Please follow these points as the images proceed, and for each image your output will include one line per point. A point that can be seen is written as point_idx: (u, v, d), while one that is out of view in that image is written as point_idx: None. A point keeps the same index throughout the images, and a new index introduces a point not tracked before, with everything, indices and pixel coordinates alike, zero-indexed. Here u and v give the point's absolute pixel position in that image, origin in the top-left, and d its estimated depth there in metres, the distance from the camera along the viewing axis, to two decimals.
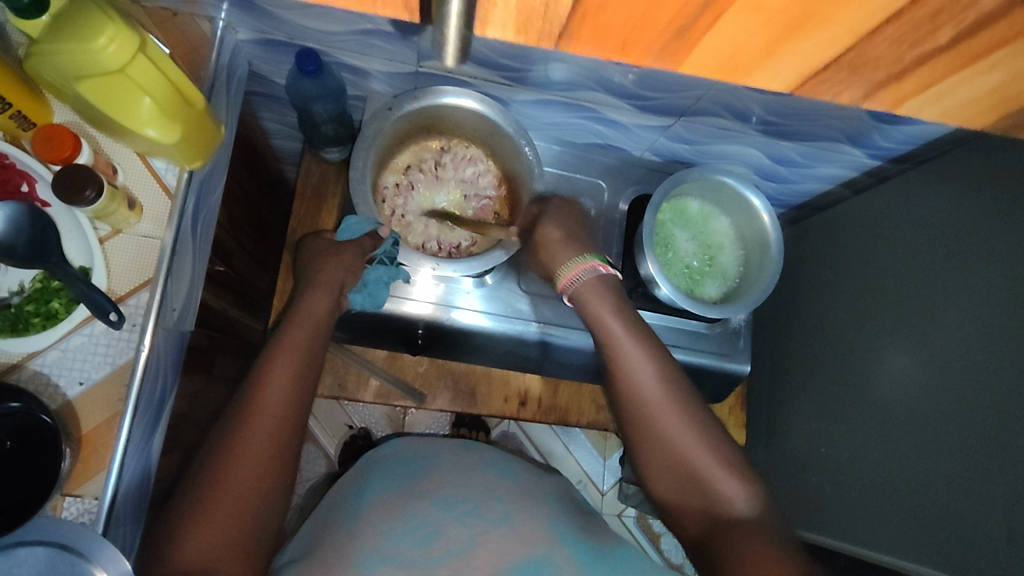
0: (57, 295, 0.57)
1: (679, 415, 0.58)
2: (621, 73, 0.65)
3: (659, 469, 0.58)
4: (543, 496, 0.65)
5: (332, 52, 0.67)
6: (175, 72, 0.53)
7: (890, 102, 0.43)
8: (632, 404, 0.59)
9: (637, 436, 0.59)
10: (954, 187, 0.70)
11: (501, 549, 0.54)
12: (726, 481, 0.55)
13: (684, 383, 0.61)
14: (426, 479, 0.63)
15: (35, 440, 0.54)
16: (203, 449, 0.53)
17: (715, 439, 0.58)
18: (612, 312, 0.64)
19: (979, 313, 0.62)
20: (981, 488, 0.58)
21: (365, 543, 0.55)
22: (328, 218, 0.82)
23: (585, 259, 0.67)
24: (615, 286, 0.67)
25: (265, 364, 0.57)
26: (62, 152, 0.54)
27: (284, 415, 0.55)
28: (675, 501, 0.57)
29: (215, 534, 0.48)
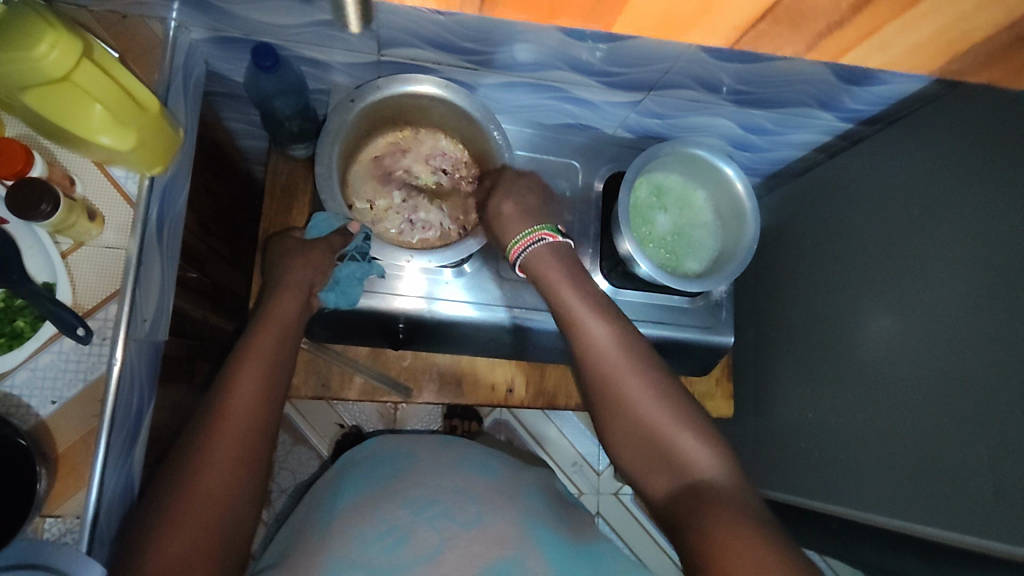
0: (21, 313, 0.55)
1: (638, 379, 0.59)
2: (588, 50, 0.65)
3: (624, 435, 0.59)
4: (520, 493, 0.65)
5: (291, 46, 0.65)
6: (126, 77, 0.52)
7: (833, 52, 0.52)
8: (596, 370, 0.60)
9: (602, 405, 0.60)
10: (926, 145, 0.70)
11: (471, 553, 0.55)
12: (689, 442, 0.56)
13: (641, 346, 0.62)
14: (401, 478, 0.64)
15: (10, 464, 0.52)
16: (169, 459, 0.52)
17: (680, 407, 0.58)
18: (562, 278, 0.65)
19: (956, 269, 0.62)
20: (965, 443, 0.59)
21: (335, 550, 0.56)
22: (299, 215, 0.80)
23: (529, 232, 0.67)
24: (564, 253, 0.67)
25: (233, 370, 0.56)
26: (14, 166, 0.52)
27: (252, 419, 0.54)
28: (641, 465, 0.58)
29: (180, 542, 0.47)
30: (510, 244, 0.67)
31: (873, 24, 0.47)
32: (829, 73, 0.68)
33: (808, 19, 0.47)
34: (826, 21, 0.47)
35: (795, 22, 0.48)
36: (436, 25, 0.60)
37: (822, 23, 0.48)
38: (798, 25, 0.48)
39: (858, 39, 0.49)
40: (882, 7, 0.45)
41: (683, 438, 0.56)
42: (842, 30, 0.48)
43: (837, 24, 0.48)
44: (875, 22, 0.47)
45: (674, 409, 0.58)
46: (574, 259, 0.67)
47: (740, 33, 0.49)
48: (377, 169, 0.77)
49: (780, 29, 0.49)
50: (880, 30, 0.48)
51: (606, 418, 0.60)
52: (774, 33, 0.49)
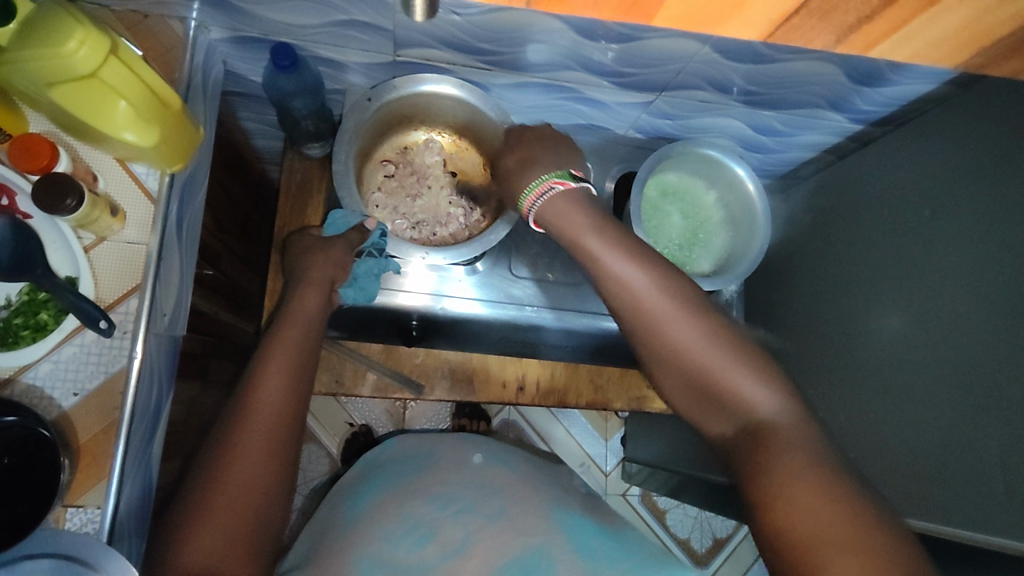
0: (45, 306, 0.56)
1: (685, 320, 0.57)
2: (601, 51, 0.65)
3: (676, 379, 0.57)
4: (541, 487, 0.66)
5: (309, 46, 0.66)
6: (148, 73, 0.53)
7: (862, 46, 0.53)
8: (636, 316, 0.58)
9: (649, 351, 0.59)
10: (936, 145, 0.70)
11: (498, 544, 0.56)
12: (748, 385, 0.54)
13: (681, 285, 0.59)
14: (423, 477, 0.65)
15: (33, 454, 0.53)
16: (199, 456, 0.53)
17: (728, 342, 0.56)
18: (586, 227, 0.60)
19: (964, 267, 0.63)
20: (976, 441, 0.59)
21: (364, 548, 0.56)
22: (314, 214, 0.81)
23: (543, 179, 0.62)
24: (581, 198, 0.62)
25: (259, 364, 0.57)
26: (39, 161, 0.53)
27: (280, 415, 0.55)
28: (693, 407, 0.57)
29: (216, 538, 0.48)
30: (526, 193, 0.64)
31: (900, 18, 0.48)
32: (840, 73, 0.69)
33: (839, 12, 0.48)
34: (856, 13, 0.48)
35: (827, 13, 0.48)
36: (452, 25, 0.61)
37: (852, 16, 0.49)
38: (829, 17, 0.48)
39: (885, 32, 0.50)
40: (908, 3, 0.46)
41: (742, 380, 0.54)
42: (872, 23, 0.49)
43: (866, 18, 0.49)
44: (903, 15, 0.48)
45: (721, 344, 0.56)
46: (592, 202, 0.62)
47: (775, 25, 0.50)
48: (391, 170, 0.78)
49: (811, 22, 0.49)
50: (905, 25, 0.49)
51: (657, 362, 0.58)
52: (805, 25, 0.50)
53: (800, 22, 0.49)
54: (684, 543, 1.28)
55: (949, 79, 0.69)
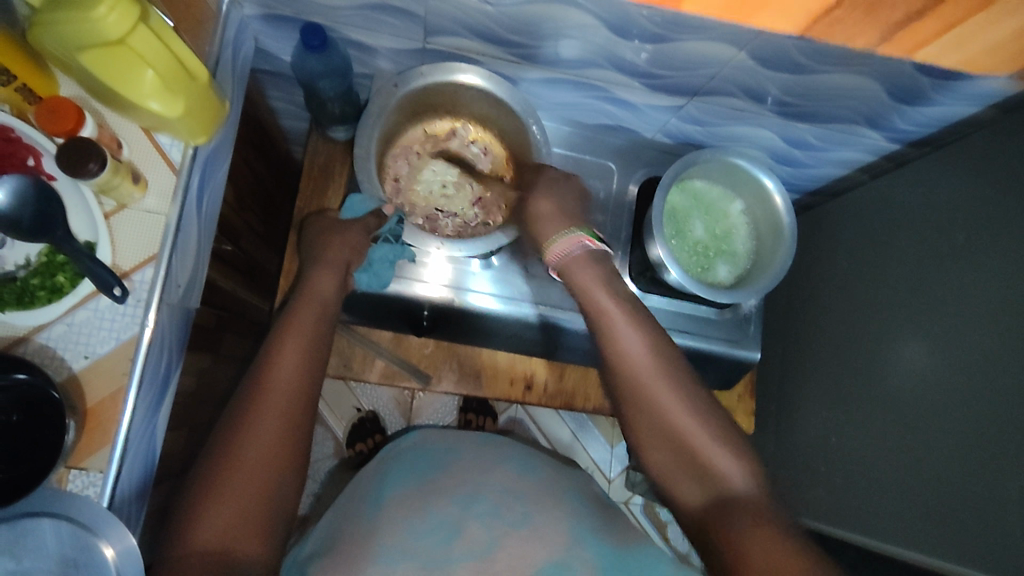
0: (62, 269, 0.56)
1: (669, 384, 0.59)
2: (634, 50, 0.64)
3: (659, 441, 0.58)
4: (562, 494, 0.63)
5: (339, 28, 0.66)
6: (180, 46, 0.52)
7: (910, 46, 0.57)
8: (623, 371, 0.60)
9: (631, 406, 0.60)
10: (972, 171, 0.68)
11: (524, 554, 0.54)
12: (725, 458, 0.56)
13: (668, 351, 0.61)
14: (446, 474, 0.63)
15: (38, 415, 0.54)
16: (215, 432, 0.54)
17: (706, 412, 0.58)
18: (596, 284, 0.64)
19: (994, 300, 0.61)
20: (998, 482, 0.57)
21: (386, 539, 0.56)
22: (334, 197, 0.82)
23: (574, 232, 0.67)
24: (602, 260, 0.67)
25: (275, 343, 0.58)
26: (66, 125, 0.54)
27: (296, 394, 0.55)
28: (671, 471, 0.58)
29: (229, 515, 0.49)
30: (549, 244, 0.68)
31: (950, 21, 0.52)
32: (880, 88, 0.67)
33: (885, 8, 0.51)
34: (904, 11, 0.51)
35: (873, 7, 0.51)
36: (483, 14, 0.61)
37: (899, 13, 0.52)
38: (874, 11, 0.51)
39: (936, 32, 0.54)
40: (958, 7, 0.49)
41: (718, 452, 0.56)
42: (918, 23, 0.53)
43: (915, 15, 0.52)
44: (946, 22, 0.52)
45: (704, 415, 0.58)
46: (610, 264, 0.67)
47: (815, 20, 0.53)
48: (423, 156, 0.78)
49: (856, 15, 0.52)
50: (955, 27, 0.52)
51: (639, 420, 0.59)
52: (849, 19, 0.53)
53: (841, 17, 0.52)
54: (685, 557, 1.27)
55: (992, 103, 0.67)
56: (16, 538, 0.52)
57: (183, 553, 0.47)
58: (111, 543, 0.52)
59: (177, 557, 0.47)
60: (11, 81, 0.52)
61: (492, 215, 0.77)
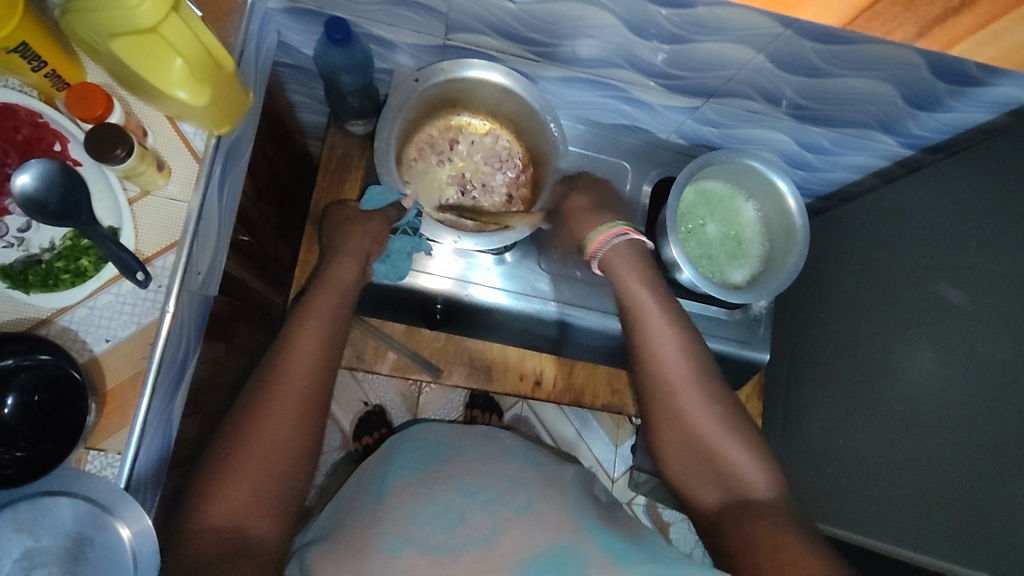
0: (86, 252, 0.57)
1: (698, 387, 0.60)
2: (651, 51, 0.65)
3: (680, 443, 0.59)
4: (568, 485, 0.64)
5: (362, 23, 0.67)
6: (208, 35, 0.53)
7: (944, 42, 0.52)
8: (653, 370, 0.62)
9: (657, 408, 0.61)
10: (986, 177, 0.69)
11: (525, 539, 0.54)
12: (745, 461, 0.57)
13: (700, 353, 0.62)
14: (451, 464, 0.64)
15: (63, 394, 0.55)
16: (232, 412, 0.55)
17: (729, 413, 0.59)
18: (636, 277, 0.65)
19: (1004, 304, 0.62)
20: (1005, 484, 0.57)
21: (390, 528, 0.56)
22: (351, 190, 0.83)
23: (617, 225, 0.67)
24: (643, 252, 0.67)
25: (295, 327, 0.59)
26: (94, 110, 0.54)
27: (313, 378, 0.56)
28: (689, 472, 0.59)
29: (244, 493, 0.50)
30: (589, 239, 0.67)
31: (991, 14, 0.48)
32: (896, 93, 0.67)
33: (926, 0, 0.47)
34: (945, 4, 0.48)
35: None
36: (504, 12, 0.62)
37: (939, 6, 0.48)
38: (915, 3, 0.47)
39: (972, 28, 0.50)
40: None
41: (742, 458, 0.57)
42: (957, 17, 0.49)
43: (954, 10, 0.48)
44: (983, 17, 0.48)
45: (728, 417, 0.59)
46: (647, 256, 0.67)
47: (854, 13, 0.49)
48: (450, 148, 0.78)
49: (896, 9, 0.48)
50: (995, 21, 0.48)
51: (662, 422, 0.61)
52: (888, 13, 0.49)
53: (881, 10, 0.48)
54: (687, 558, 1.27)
55: (1007, 110, 0.67)
56: (34, 516, 0.51)
57: (197, 529, 0.48)
58: (127, 525, 0.52)
59: (191, 532, 0.49)
60: (41, 68, 0.53)
61: (504, 218, 0.77)
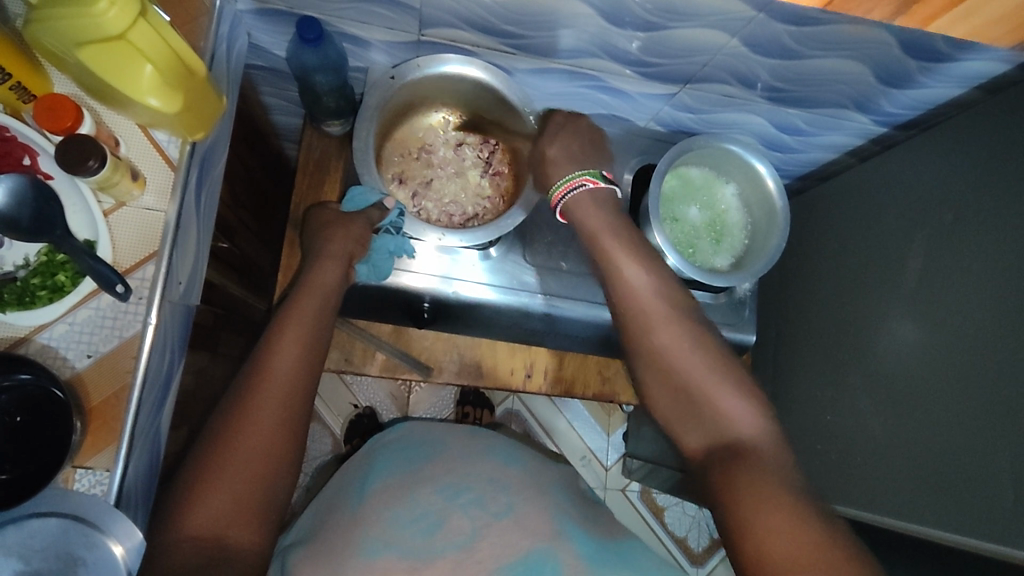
0: (62, 268, 0.56)
1: (679, 327, 0.62)
2: (626, 39, 0.65)
3: (661, 387, 0.61)
4: (547, 487, 0.64)
5: (334, 22, 0.66)
6: (177, 39, 0.52)
7: (920, 21, 0.56)
8: (634, 314, 0.64)
9: (641, 353, 0.63)
10: (957, 151, 0.70)
11: (503, 544, 0.55)
12: (731, 403, 0.57)
13: (681, 294, 0.64)
14: (432, 464, 0.64)
15: (47, 413, 0.54)
16: (212, 419, 0.54)
17: (716, 358, 0.60)
18: (607, 227, 0.67)
19: (980, 275, 0.63)
20: (987, 449, 0.59)
21: (371, 530, 0.56)
22: (330, 192, 0.82)
23: (575, 175, 0.68)
24: (608, 200, 0.69)
25: (275, 333, 0.58)
26: (63, 123, 0.53)
27: (295, 382, 0.56)
28: (676, 418, 0.60)
29: (224, 502, 0.49)
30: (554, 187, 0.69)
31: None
32: (868, 72, 0.68)
33: None
34: None
35: None
36: (477, 4, 0.61)
37: None
38: None
39: (944, 7, 0.54)
40: None
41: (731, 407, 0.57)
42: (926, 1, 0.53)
43: None
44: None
45: (710, 359, 0.60)
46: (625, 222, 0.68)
47: None
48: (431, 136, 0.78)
49: None
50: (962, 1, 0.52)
51: (646, 366, 0.62)
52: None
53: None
54: (682, 541, 1.28)
55: (976, 84, 0.68)
56: (22, 538, 0.52)
57: (175, 539, 0.47)
58: (120, 541, 0.52)
59: (168, 543, 0.47)
60: (5, 80, 0.52)
61: (484, 216, 0.77)
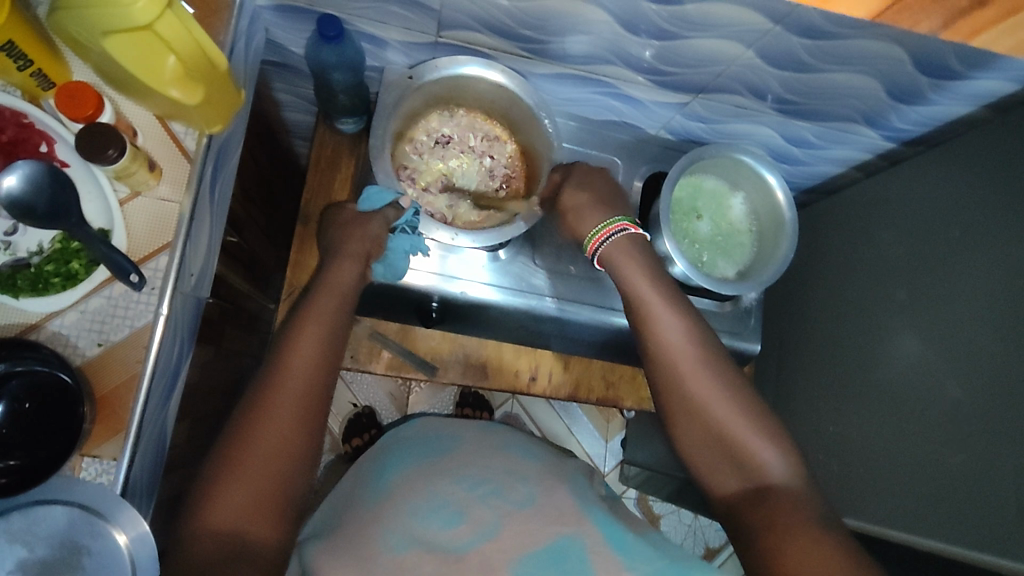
0: (76, 256, 0.56)
1: (707, 376, 0.61)
2: (640, 46, 0.66)
3: (693, 434, 0.61)
4: (568, 476, 0.65)
5: (352, 20, 0.67)
6: (202, 32, 0.52)
7: (966, 35, 0.52)
8: (662, 364, 0.63)
9: (671, 402, 0.62)
10: (965, 167, 0.71)
11: (527, 531, 0.54)
12: (764, 449, 0.58)
13: (706, 338, 0.64)
14: (450, 458, 0.65)
15: (56, 400, 0.54)
16: (233, 413, 0.55)
17: (743, 402, 0.61)
18: (644, 276, 0.66)
19: (987, 291, 0.64)
20: (991, 464, 0.59)
21: (392, 524, 0.57)
22: (341, 189, 0.83)
23: (614, 221, 0.68)
24: (645, 246, 0.68)
25: (294, 330, 0.59)
26: (84, 110, 0.53)
27: (313, 379, 0.57)
28: (708, 464, 0.60)
29: (243, 498, 0.50)
30: (588, 237, 0.69)
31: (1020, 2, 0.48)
32: (880, 87, 0.69)
33: None
34: None
35: None
36: (496, 7, 0.62)
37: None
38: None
39: (997, 17, 0.50)
40: None
41: (751, 438, 0.58)
42: (982, 9, 0.49)
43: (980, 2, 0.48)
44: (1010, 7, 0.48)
45: (740, 405, 0.60)
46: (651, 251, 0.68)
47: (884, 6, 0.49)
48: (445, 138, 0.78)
49: (924, 3, 0.49)
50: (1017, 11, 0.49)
51: (677, 414, 0.62)
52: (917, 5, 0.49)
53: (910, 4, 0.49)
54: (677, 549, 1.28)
55: (985, 103, 0.69)
56: (26, 526, 0.51)
57: (197, 533, 0.48)
58: (124, 530, 0.52)
59: (190, 536, 0.48)
60: (26, 66, 0.52)
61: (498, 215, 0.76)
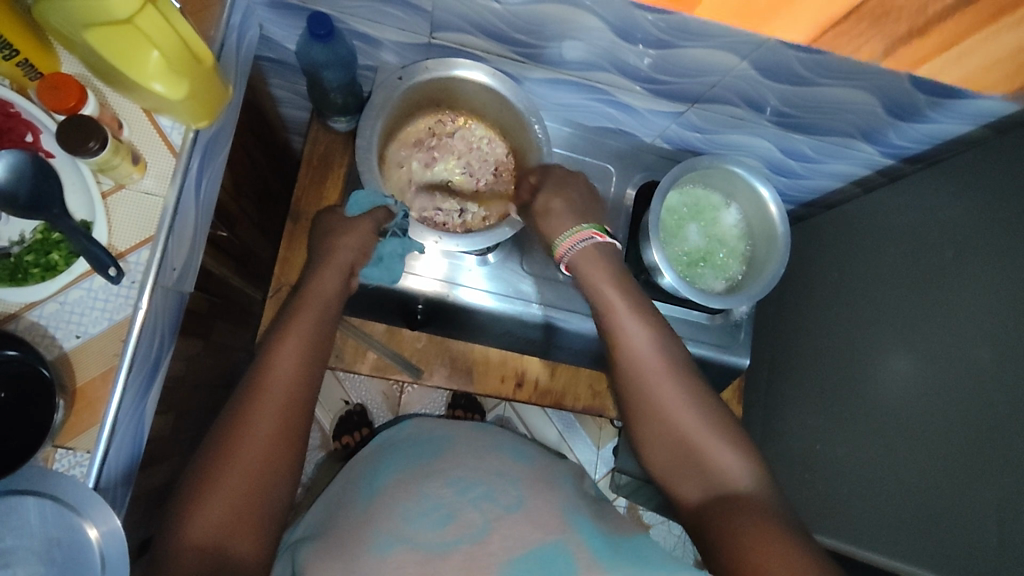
0: (57, 247, 0.56)
1: (674, 385, 0.62)
2: (637, 55, 0.65)
3: (663, 441, 0.61)
4: (557, 480, 0.65)
5: (346, 19, 0.66)
6: (187, 28, 0.52)
7: (914, 60, 0.57)
8: (632, 370, 0.63)
9: (641, 410, 0.62)
10: (964, 187, 0.70)
11: (516, 534, 0.54)
12: (726, 456, 0.59)
13: (674, 348, 0.64)
14: (441, 460, 0.64)
15: (29, 391, 0.54)
16: (216, 422, 0.55)
17: (712, 413, 0.61)
18: (609, 281, 0.65)
19: (978, 313, 0.62)
20: (976, 490, 0.58)
21: (381, 525, 0.56)
22: (332, 188, 0.83)
23: (584, 228, 0.67)
24: (610, 254, 0.68)
25: (274, 342, 0.58)
26: (67, 102, 0.53)
27: (295, 392, 0.56)
28: (673, 470, 0.61)
29: (223, 513, 0.50)
30: (559, 240, 0.68)
31: (956, 31, 0.53)
32: (877, 102, 0.68)
33: (893, 19, 0.52)
34: (910, 23, 0.52)
35: (880, 18, 0.52)
36: (488, 11, 0.61)
37: (905, 26, 0.53)
38: (881, 24, 0.53)
39: (939, 46, 0.55)
40: (960, 18, 0.50)
41: (714, 446, 0.59)
42: (923, 37, 0.54)
43: (919, 30, 0.53)
44: (949, 37, 0.53)
45: (708, 415, 0.61)
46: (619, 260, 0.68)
47: (825, 30, 0.55)
48: (438, 138, 0.78)
49: (864, 26, 0.53)
50: (956, 41, 0.54)
51: (647, 420, 0.62)
52: (857, 30, 0.54)
53: (850, 27, 0.54)
54: None
55: (985, 122, 0.68)
56: None
57: (177, 548, 0.48)
58: (95, 523, 0.51)
59: (169, 551, 0.48)
60: (12, 55, 0.52)
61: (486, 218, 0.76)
